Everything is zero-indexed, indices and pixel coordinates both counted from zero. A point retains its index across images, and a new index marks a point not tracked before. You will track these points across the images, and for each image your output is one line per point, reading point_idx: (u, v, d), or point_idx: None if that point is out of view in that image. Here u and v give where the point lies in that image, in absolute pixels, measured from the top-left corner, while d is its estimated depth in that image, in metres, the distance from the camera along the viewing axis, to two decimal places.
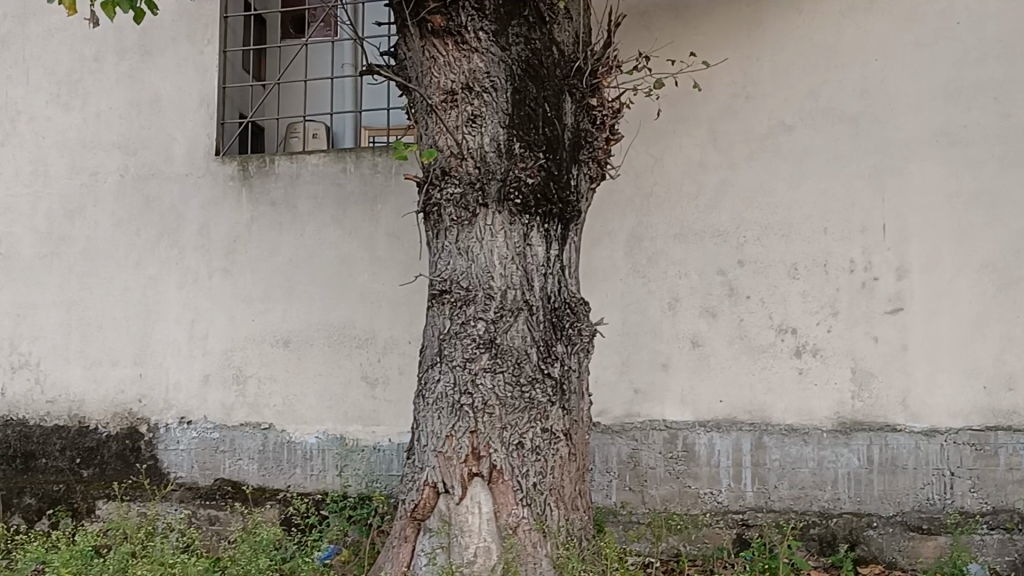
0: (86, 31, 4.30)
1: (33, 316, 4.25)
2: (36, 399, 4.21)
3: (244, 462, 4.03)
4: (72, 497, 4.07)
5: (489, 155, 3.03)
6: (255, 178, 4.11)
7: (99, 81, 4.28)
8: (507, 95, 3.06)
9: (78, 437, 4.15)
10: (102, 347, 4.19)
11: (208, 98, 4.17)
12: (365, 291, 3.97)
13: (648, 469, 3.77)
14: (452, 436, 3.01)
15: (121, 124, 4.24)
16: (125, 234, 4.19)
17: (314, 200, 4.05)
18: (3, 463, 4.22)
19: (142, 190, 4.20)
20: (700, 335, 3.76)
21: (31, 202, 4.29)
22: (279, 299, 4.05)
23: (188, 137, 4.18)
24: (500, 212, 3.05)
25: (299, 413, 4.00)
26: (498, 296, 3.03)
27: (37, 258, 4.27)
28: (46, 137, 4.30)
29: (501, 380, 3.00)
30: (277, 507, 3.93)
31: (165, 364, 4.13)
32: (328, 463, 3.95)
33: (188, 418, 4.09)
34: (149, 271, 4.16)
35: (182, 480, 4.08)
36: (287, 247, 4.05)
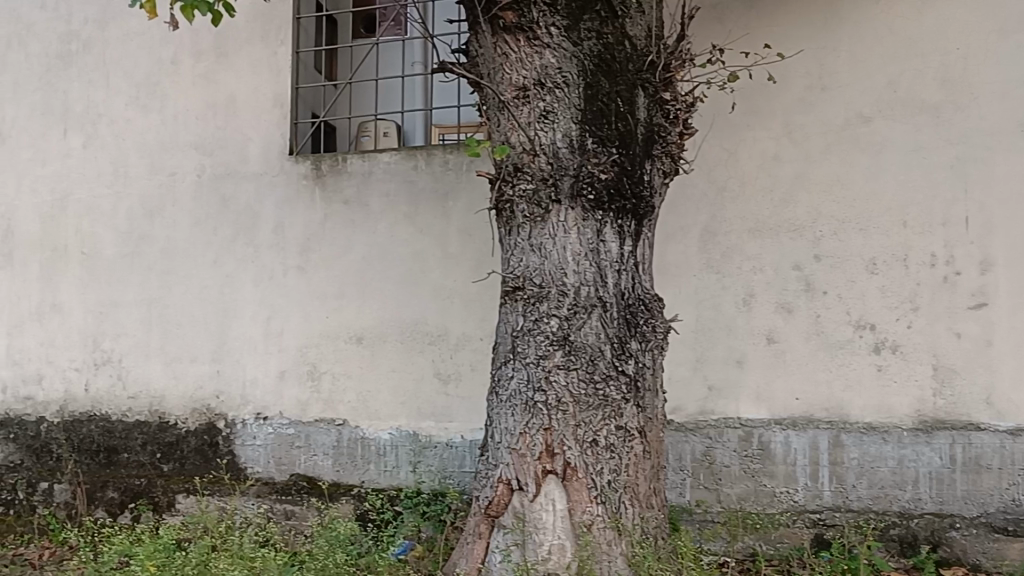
0: (164, 34, 4.38)
1: (115, 314, 4.36)
2: (118, 394, 4.31)
3: (319, 457, 4.07)
4: (153, 491, 4.19)
5: (562, 150, 3.03)
6: (328, 176, 4.14)
7: (176, 83, 4.36)
8: (580, 90, 3.04)
9: (159, 432, 4.24)
10: (181, 344, 4.27)
11: (281, 97, 4.22)
12: (438, 288, 3.99)
13: (723, 467, 3.72)
14: (526, 433, 3.01)
15: (198, 125, 4.32)
16: (203, 233, 4.27)
17: (386, 198, 4.07)
18: (86, 456, 4.32)
19: (218, 189, 4.27)
20: (776, 331, 3.70)
21: (113, 202, 4.40)
22: (353, 295, 4.08)
23: (262, 136, 4.23)
24: (573, 208, 3.03)
25: (373, 409, 4.03)
26: (571, 292, 3.02)
27: (119, 257, 4.37)
28: (126, 139, 4.40)
29: (574, 377, 2.98)
30: (352, 503, 3.97)
31: (242, 360, 4.20)
32: (401, 458, 3.97)
33: (264, 414, 4.14)
34: (227, 269, 4.23)
35: (259, 474, 4.13)
36: (359, 244, 4.08)
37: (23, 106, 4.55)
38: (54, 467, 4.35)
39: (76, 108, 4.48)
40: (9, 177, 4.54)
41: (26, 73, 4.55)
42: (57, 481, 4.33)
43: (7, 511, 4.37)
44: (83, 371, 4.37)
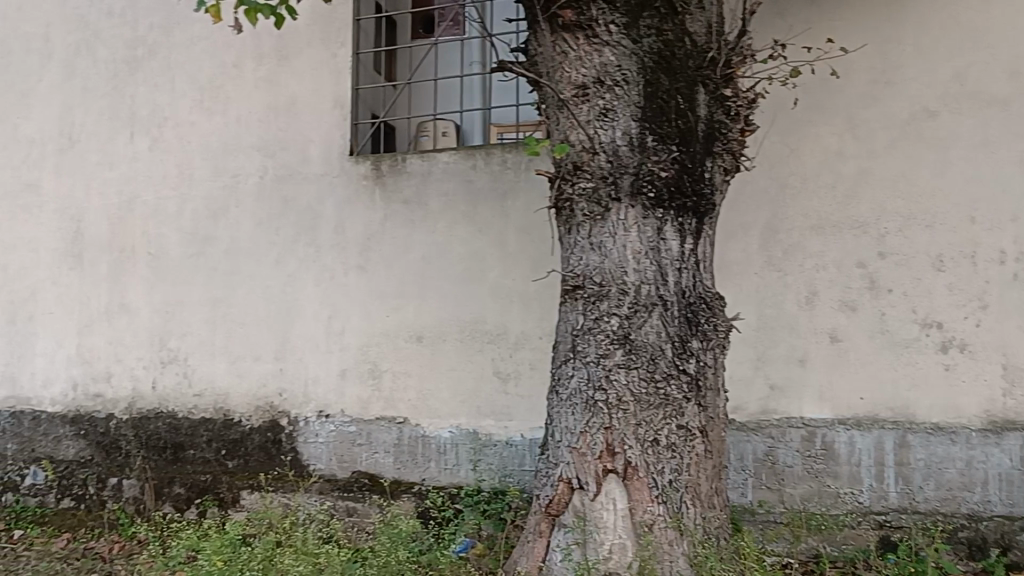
0: (227, 38, 4.45)
1: (181, 313, 4.44)
2: (184, 392, 4.39)
3: (380, 455, 4.11)
4: (218, 487, 4.28)
5: (621, 149, 3.02)
6: (388, 176, 4.17)
7: (239, 86, 4.43)
8: (639, 88, 3.03)
9: (223, 429, 4.31)
10: (245, 343, 4.34)
11: (341, 99, 4.26)
12: (496, 287, 4.00)
13: (785, 467, 3.68)
14: (587, 432, 3.01)
15: (260, 127, 4.38)
16: (265, 233, 4.33)
17: (446, 197, 4.09)
18: (153, 453, 4.40)
19: (280, 190, 4.32)
20: (840, 329, 3.65)
21: (178, 204, 4.48)
22: (413, 295, 4.11)
23: (323, 137, 4.28)
24: (633, 207, 3.02)
25: (433, 407, 4.06)
26: (631, 291, 3.01)
27: (185, 257, 4.45)
28: (190, 142, 4.48)
29: (635, 376, 2.97)
30: (413, 500, 4.01)
31: (304, 359, 4.25)
32: (461, 457, 3.99)
33: (326, 412, 4.19)
34: (289, 269, 4.29)
35: (321, 471, 4.18)
36: (419, 244, 4.11)
37: (92, 111, 4.66)
38: (123, 463, 4.45)
39: (143, 111, 4.57)
40: (79, 180, 4.66)
41: (94, 79, 4.66)
42: (125, 477, 4.43)
43: (78, 506, 4.49)
44: (151, 369, 4.46)
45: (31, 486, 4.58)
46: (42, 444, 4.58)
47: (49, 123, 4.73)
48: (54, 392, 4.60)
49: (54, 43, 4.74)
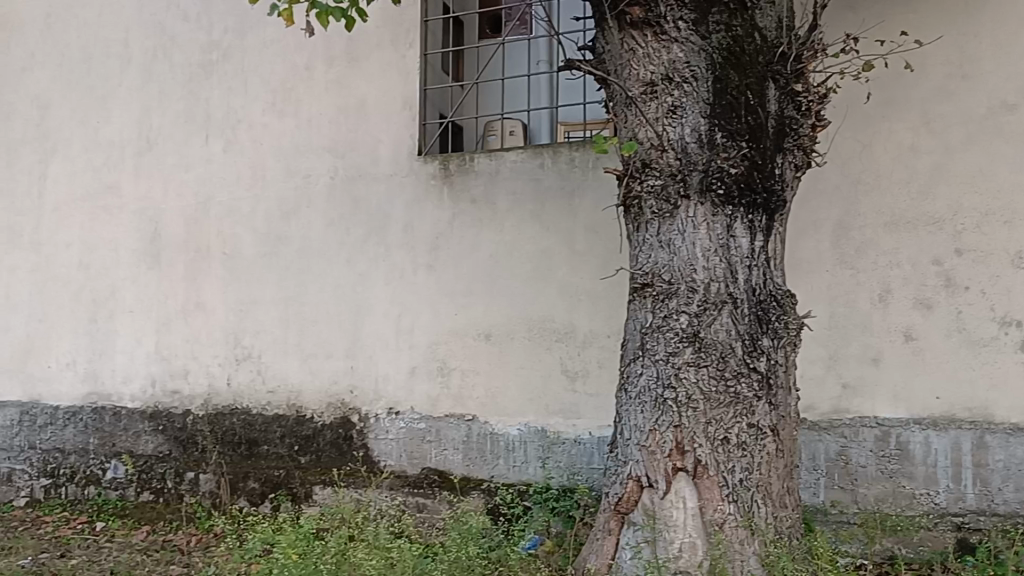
0: (298, 42, 4.53)
1: (255, 312, 4.53)
2: (258, 389, 4.48)
3: (450, 452, 4.15)
4: (292, 482, 4.36)
5: (690, 145, 3.00)
6: (456, 176, 4.21)
7: (310, 88, 4.50)
8: (708, 84, 3.01)
9: (296, 425, 4.39)
10: (317, 340, 4.41)
11: (410, 99, 4.30)
12: (564, 285, 4.00)
13: (859, 468, 3.62)
14: (656, 430, 3.01)
15: (331, 128, 4.44)
16: (336, 232, 4.39)
17: (513, 196, 4.11)
18: (229, 448, 4.50)
19: (350, 190, 4.38)
20: (914, 328, 3.58)
21: (251, 204, 4.57)
22: (481, 293, 4.14)
23: (392, 138, 4.33)
24: (702, 203, 3.00)
25: (501, 405, 4.08)
26: (701, 289, 2.99)
27: (258, 256, 4.54)
28: (263, 143, 4.57)
29: (705, 374, 2.96)
30: (482, 497, 4.05)
31: (374, 356, 4.30)
32: (530, 454, 4.00)
33: (396, 409, 4.24)
34: (359, 268, 4.35)
35: (392, 468, 4.23)
36: (487, 242, 4.14)
37: (168, 114, 4.78)
38: (200, 458, 4.56)
39: (217, 114, 4.67)
40: (157, 182, 4.78)
41: (171, 83, 4.78)
42: (202, 471, 4.54)
43: (156, 500, 4.62)
44: (226, 366, 4.56)
45: (112, 479, 4.72)
46: (122, 439, 4.71)
47: (128, 126, 4.86)
48: (134, 388, 4.73)
49: (132, 49, 4.88)
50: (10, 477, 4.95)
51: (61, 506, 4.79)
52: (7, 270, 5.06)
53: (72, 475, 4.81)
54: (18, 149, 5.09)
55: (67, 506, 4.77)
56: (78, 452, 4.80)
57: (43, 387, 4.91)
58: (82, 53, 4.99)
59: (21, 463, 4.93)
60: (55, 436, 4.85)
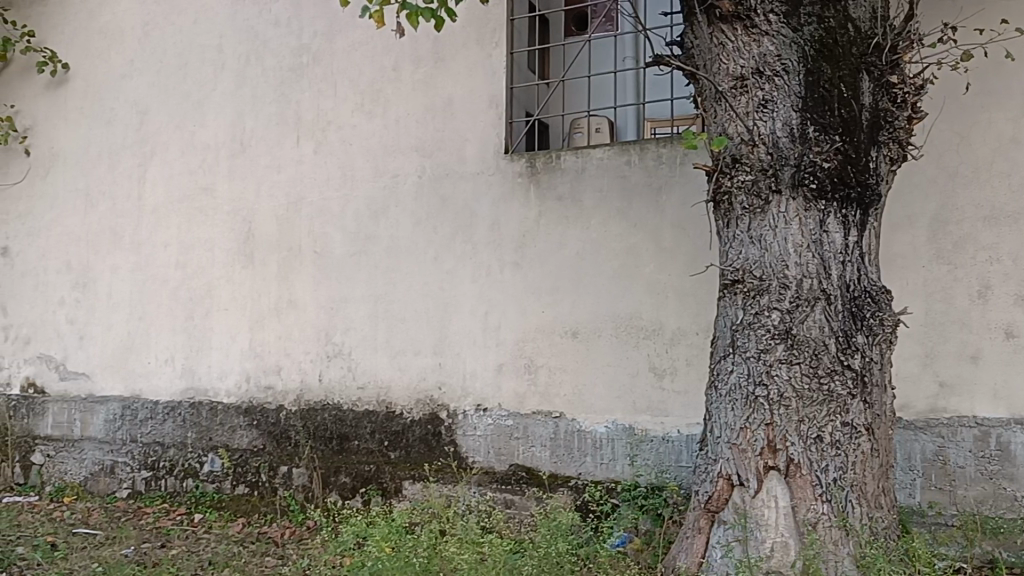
0: (386, 44, 4.59)
1: (345, 309, 4.61)
2: (349, 385, 4.56)
3: (537, 448, 4.16)
4: (381, 476, 4.42)
5: (782, 140, 2.96)
6: (543, 173, 4.21)
7: (398, 89, 4.56)
8: (801, 78, 2.97)
9: (386, 421, 4.46)
10: (405, 338, 4.46)
11: (496, 98, 4.32)
12: (652, 282, 3.97)
13: (957, 468, 3.53)
14: (748, 428, 2.98)
15: (418, 128, 4.49)
16: (424, 231, 4.44)
17: (600, 193, 4.09)
18: (320, 443, 4.59)
19: (438, 189, 4.42)
20: (1016, 325, 3.46)
21: (342, 204, 4.65)
22: (568, 291, 4.13)
23: (479, 137, 4.35)
24: (794, 199, 2.96)
25: (589, 402, 4.07)
26: (793, 285, 2.95)
27: (347, 255, 4.62)
28: (352, 144, 4.64)
29: (797, 372, 2.91)
30: (570, 494, 4.04)
31: (462, 353, 4.34)
32: (618, 452, 3.99)
33: (484, 405, 4.27)
34: (447, 266, 4.38)
35: (480, 464, 4.26)
36: (573, 240, 4.13)
37: (260, 117, 4.89)
38: (293, 452, 4.65)
39: (307, 116, 4.77)
40: (250, 183, 4.89)
41: (263, 86, 4.89)
42: (295, 466, 4.64)
43: (251, 493, 4.73)
44: (317, 363, 4.65)
45: (209, 472, 4.86)
46: (218, 433, 4.85)
47: (222, 129, 4.99)
48: (229, 383, 4.86)
49: (226, 54, 5.00)
50: (113, 469, 5.13)
51: (160, 498, 4.94)
52: (108, 270, 5.25)
53: (171, 467, 4.96)
54: (119, 154, 5.27)
55: (166, 498, 4.93)
56: (176, 445, 4.96)
57: (144, 383, 5.08)
58: (178, 59, 5.15)
59: (123, 456, 5.10)
60: (155, 430, 5.01)
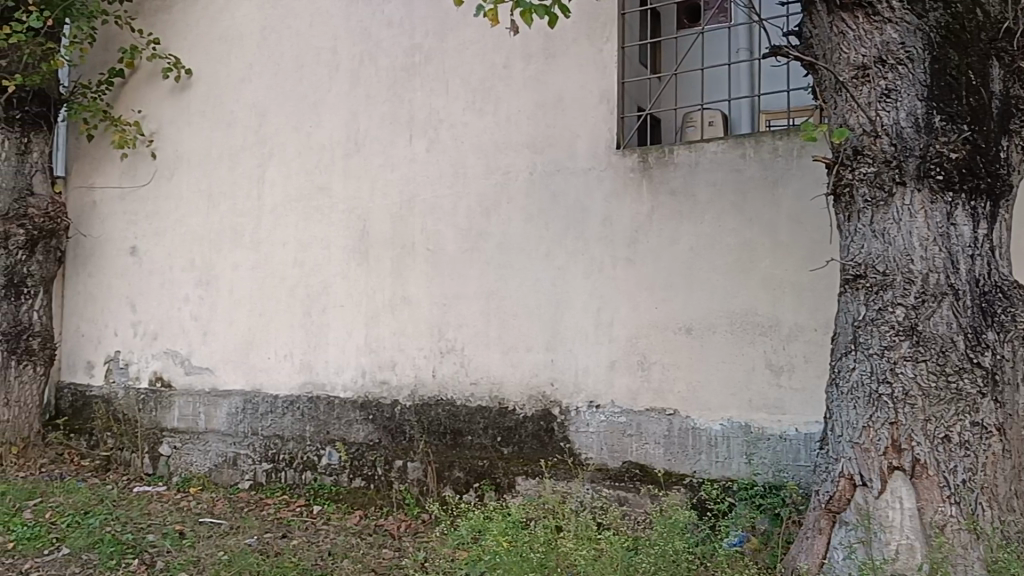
0: (497, 41, 4.61)
1: (457, 306, 4.66)
2: (462, 381, 4.61)
3: (651, 446, 4.13)
4: (495, 472, 4.49)
5: (906, 130, 2.86)
6: (655, 168, 4.16)
7: (509, 86, 4.57)
8: (926, 65, 2.86)
9: (498, 417, 4.50)
10: (518, 334, 4.48)
11: (607, 93, 4.29)
12: (768, 277, 3.88)
13: None
14: (871, 427, 2.90)
15: (529, 124, 4.50)
16: (536, 227, 4.45)
17: (715, 187, 4.02)
18: (435, 438, 4.66)
19: (549, 185, 4.42)
20: None
21: (454, 201, 4.70)
22: (682, 287, 4.07)
23: (590, 132, 4.33)
24: (920, 190, 2.86)
25: (703, 399, 4.02)
26: (918, 280, 2.85)
27: (460, 252, 4.66)
28: (464, 142, 4.68)
29: (923, 369, 2.82)
30: (686, 492, 4.02)
31: (574, 350, 4.33)
32: (734, 450, 3.93)
33: (597, 402, 4.26)
34: (558, 262, 4.38)
35: (593, 460, 4.26)
36: (687, 235, 4.07)
37: (374, 116, 4.98)
38: (407, 446, 4.74)
39: (420, 115, 4.83)
40: (364, 182, 4.99)
41: (377, 86, 4.98)
42: (410, 460, 4.72)
43: (367, 486, 4.84)
44: (431, 358, 4.71)
45: (327, 465, 4.97)
46: (336, 427, 4.96)
47: (337, 130, 5.10)
48: (346, 378, 4.97)
49: (340, 55, 5.11)
50: (236, 461, 5.30)
51: (281, 490, 5.09)
52: (230, 268, 5.42)
53: (291, 460, 5.09)
54: (239, 156, 5.44)
55: (287, 490, 5.07)
56: (295, 439, 5.09)
57: (264, 377, 5.23)
58: (294, 62, 5.27)
59: (244, 448, 5.27)
60: (275, 424, 5.16)
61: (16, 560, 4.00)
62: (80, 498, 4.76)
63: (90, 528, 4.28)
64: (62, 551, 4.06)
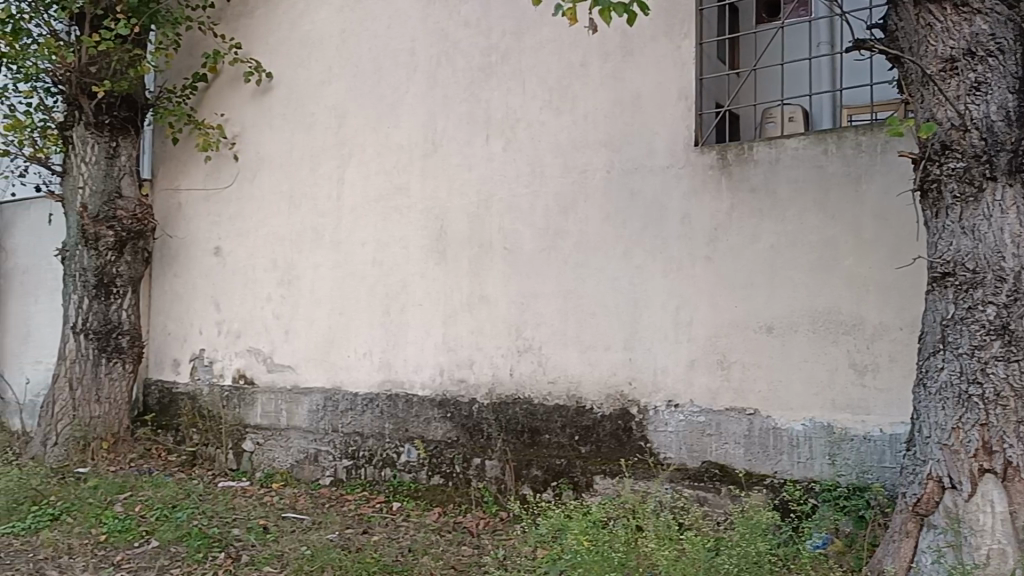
0: (574, 39, 4.60)
1: (535, 305, 4.67)
2: (540, 380, 4.62)
3: (731, 446, 4.09)
4: (573, 471, 4.48)
5: (997, 124, 2.80)
6: (735, 166, 4.12)
7: (586, 84, 4.56)
8: (1016, 57, 2.83)
9: (576, 416, 4.50)
10: (596, 332, 4.47)
11: (686, 90, 4.25)
12: (851, 275, 3.81)
13: None
14: (960, 428, 2.83)
15: (606, 122, 4.48)
16: (614, 226, 4.44)
17: (796, 184, 3.96)
18: (512, 437, 4.68)
19: (627, 184, 4.41)
20: None
21: (531, 200, 4.71)
22: (762, 285, 4.02)
23: (668, 130, 4.30)
24: (1011, 185, 2.81)
25: (785, 399, 3.96)
26: (1011, 278, 2.78)
27: (538, 251, 4.67)
28: (541, 141, 4.69)
29: (1016, 369, 2.77)
30: (766, 493, 3.97)
31: (653, 348, 4.31)
32: (816, 450, 3.87)
33: (675, 401, 4.23)
34: (637, 260, 4.36)
35: (671, 459, 4.24)
36: (767, 233, 4.02)
37: (452, 116, 5.01)
38: (486, 444, 4.77)
39: (497, 115, 4.85)
40: (442, 182, 5.03)
41: (455, 86, 5.01)
42: (488, 458, 4.75)
43: (446, 483, 4.88)
44: (509, 357, 4.73)
45: (407, 462, 5.03)
46: (414, 424, 5.02)
47: (415, 130, 5.15)
48: (424, 376, 5.02)
49: (418, 56, 5.16)
50: (317, 458, 5.38)
51: (361, 486, 5.16)
52: (311, 268, 5.52)
53: (371, 457, 5.16)
54: (319, 157, 5.53)
55: (367, 486, 5.14)
56: (375, 436, 5.16)
57: (345, 374, 5.32)
58: (373, 64, 5.34)
59: (325, 445, 5.35)
60: (355, 421, 5.23)
61: (108, 552, 4.13)
62: (168, 492, 4.89)
63: (178, 521, 4.39)
64: (152, 544, 4.18)
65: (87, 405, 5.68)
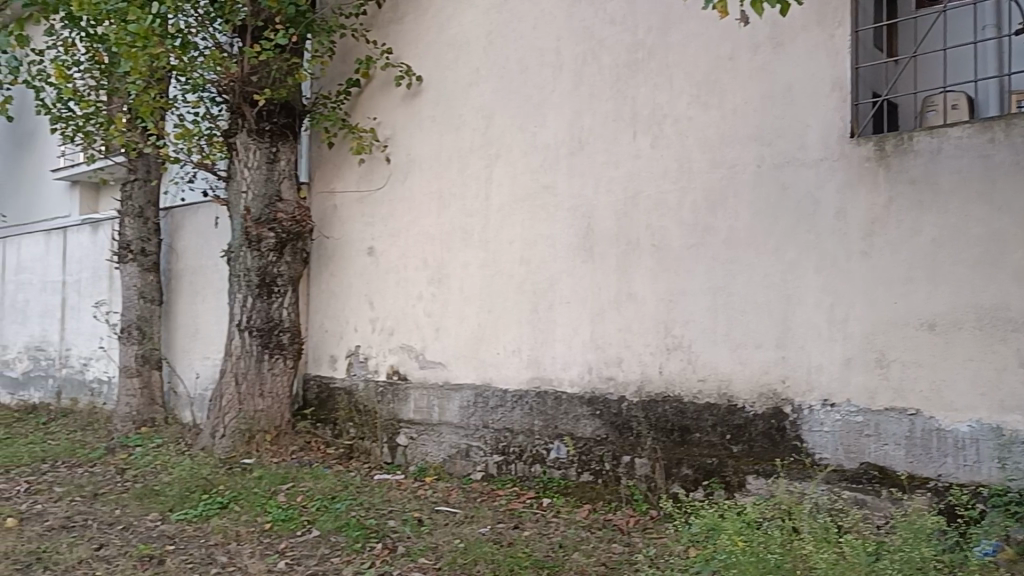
0: (722, 33, 4.53)
1: (684, 302, 4.62)
2: (689, 378, 4.58)
3: (891, 447, 3.96)
4: (725, 470, 4.44)
5: None
6: (893, 157, 3.97)
7: (735, 78, 4.48)
8: None
9: (727, 414, 4.44)
10: (746, 330, 4.39)
11: (840, 81, 4.13)
12: (1021, 270, 3.62)
13: None
14: None
15: (756, 116, 4.40)
16: (764, 222, 4.35)
17: (959, 175, 3.79)
18: (662, 435, 4.66)
19: (778, 178, 4.31)
20: None
21: (679, 196, 4.66)
22: (923, 280, 3.86)
23: (821, 121, 4.18)
24: None
25: (949, 399, 3.79)
26: None
27: (686, 247, 4.62)
28: (689, 136, 4.64)
29: None
30: (929, 497, 3.83)
31: (807, 346, 4.20)
32: (984, 454, 3.70)
33: (831, 401, 4.12)
34: (789, 256, 4.26)
35: (827, 461, 4.13)
36: (929, 225, 3.86)
37: (598, 115, 5.02)
38: (635, 442, 4.77)
39: (644, 111, 4.82)
40: (589, 180, 5.04)
41: (601, 84, 5.01)
42: (637, 456, 4.75)
43: (595, 480, 4.91)
44: (658, 355, 4.71)
45: (555, 459, 5.08)
46: (564, 421, 5.05)
47: (562, 129, 5.18)
48: (573, 374, 5.05)
49: (564, 55, 5.18)
50: (468, 453, 5.49)
51: (511, 482, 5.24)
52: (461, 266, 5.63)
53: (521, 453, 5.23)
54: (468, 157, 5.62)
55: (517, 482, 5.22)
56: (524, 432, 5.22)
57: (494, 371, 5.41)
58: (519, 64, 5.39)
59: (476, 440, 5.45)
60: (504, 417, 5.31)
61: (273, 540, 4.33)
62: (327, 484, 5.08)
63: (337, 512, 4.56)
64: (313, 533, 4.36)
65: (251, 399, 5.96)
